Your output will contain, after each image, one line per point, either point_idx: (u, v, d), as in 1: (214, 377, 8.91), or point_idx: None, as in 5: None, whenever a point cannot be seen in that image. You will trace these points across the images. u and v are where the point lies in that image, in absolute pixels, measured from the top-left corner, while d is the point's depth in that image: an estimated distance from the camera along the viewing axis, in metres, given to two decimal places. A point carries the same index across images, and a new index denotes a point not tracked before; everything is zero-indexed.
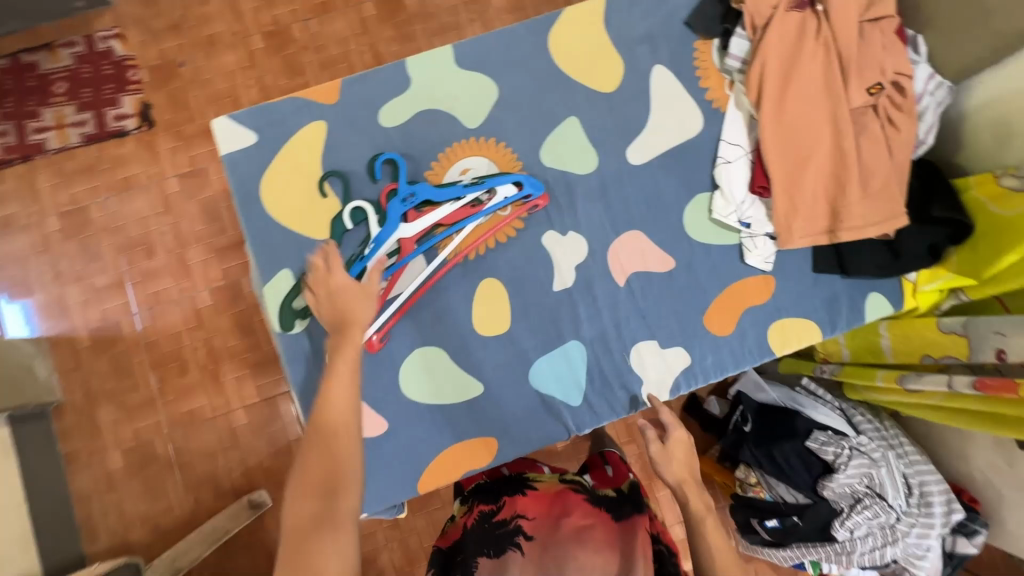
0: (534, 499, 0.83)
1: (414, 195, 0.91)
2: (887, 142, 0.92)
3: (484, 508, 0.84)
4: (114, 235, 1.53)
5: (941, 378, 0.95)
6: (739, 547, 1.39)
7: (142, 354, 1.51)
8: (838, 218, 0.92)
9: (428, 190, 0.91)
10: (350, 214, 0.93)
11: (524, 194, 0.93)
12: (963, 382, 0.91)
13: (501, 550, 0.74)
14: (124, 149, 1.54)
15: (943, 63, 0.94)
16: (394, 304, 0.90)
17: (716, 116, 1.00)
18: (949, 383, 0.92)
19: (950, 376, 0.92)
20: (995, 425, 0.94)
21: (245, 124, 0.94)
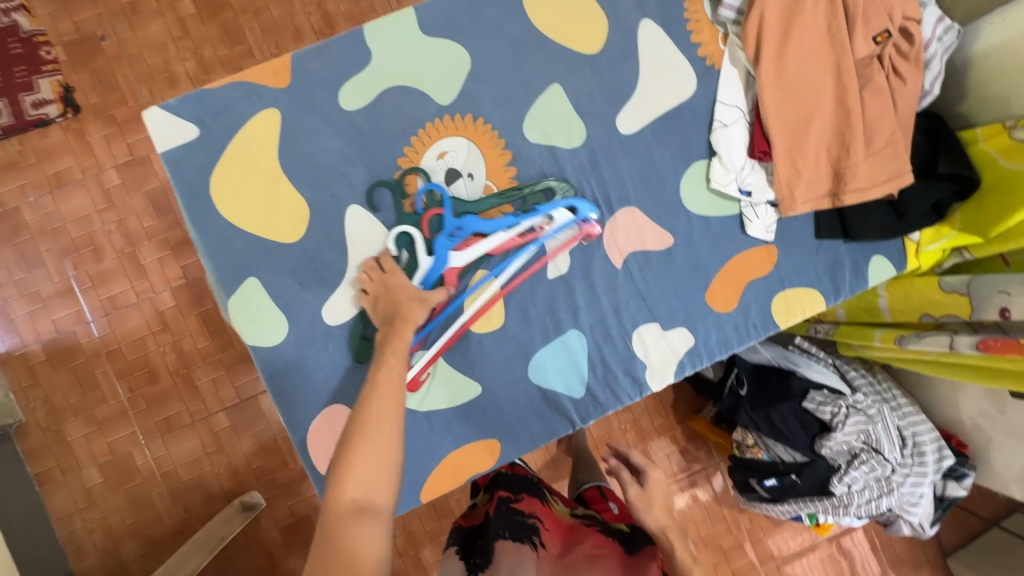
0: (550, 514, 0.84)
1: (462, 227, 0.84)
2: (892, 95, 0.85)
3: (504, 494, 0.86)
4: (53, 238, 1.38)
5: (942, 337, 0.94)
6: (736, 500, 1.43)
7: (106, 364, 1.41)
8: (842, 180, 0.87)
9: (480, 223, 0.84)
10: (394, 239, 0.85)
11: (579, 221, 0.87)
12: (965, 343, 0.90)
13: (518, 537, 0.77)
14: (50, 140, 1.37)
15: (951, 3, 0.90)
16: (439, 342, 0.84)
17: (710, 75, 0.91)
18: (951, 344, 0.92)
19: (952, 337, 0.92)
20: (991, 379, 0.95)
21: (184, 114, 0.81)
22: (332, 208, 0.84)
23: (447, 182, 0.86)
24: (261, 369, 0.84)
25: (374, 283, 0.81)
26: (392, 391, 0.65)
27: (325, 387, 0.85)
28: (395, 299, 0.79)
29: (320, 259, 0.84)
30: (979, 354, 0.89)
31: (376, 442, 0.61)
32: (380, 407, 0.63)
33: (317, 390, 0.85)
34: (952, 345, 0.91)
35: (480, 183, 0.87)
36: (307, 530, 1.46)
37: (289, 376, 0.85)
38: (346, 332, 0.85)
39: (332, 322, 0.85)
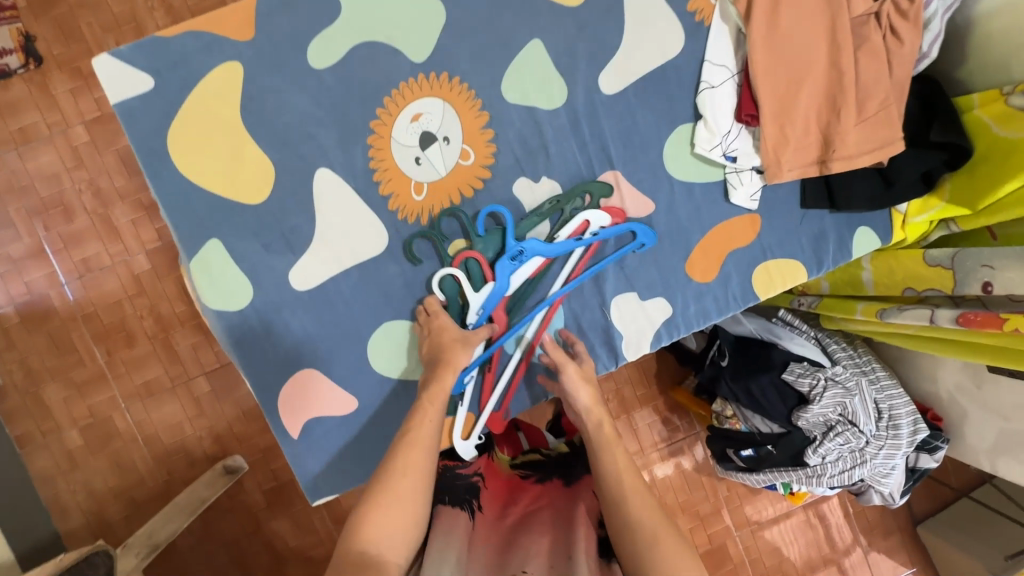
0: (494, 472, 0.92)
1: (523, 253, 0.81)
2: (888, 57, 0.81)
3: (449, 464, 0.90)
4: (21, 197, 1.33)
5: (924, 311, 0.93)
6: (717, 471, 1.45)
7: (82, 327, 1.38)
8: (831, 147, 0.84)
9: (539, 252, 0.82)
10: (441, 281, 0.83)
11: (637, 244, 0.86)
12: (946, 317, 0.89)
13: (457, 500, 0.80)
14: (13, 94, 1.30)
15: None
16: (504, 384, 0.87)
17: (699, 32, 0.86)
18: (931, 318, 0.91)
19: (933, 311, 0.91)
20: (970, 354, 0.94)
21: (138, 64, 0.76)
22: (299, 167, 0.81)
23: (420, 144, 0.82)
24: (227, 335, 0.81)
25: (424, 328, 0.82)
26: (424, 441, 0.69)
27: (296, 354, 0.83)
28: (440, 341, 0.79)
29: (287, 222, 0.81)
30: (959, 328, 0.88)
31: (399, 492, 0.65)
32: (410, 456, 0.68)
33: (287, 358, 0.83)
34: (932, 319, 0.90)
35: (455, 145, 0.83)
36: (290, 493, 1.47)
37: (258, 343, 0.82)
38: (317, 298, 0.83)
39: (300, 288, 0.82)
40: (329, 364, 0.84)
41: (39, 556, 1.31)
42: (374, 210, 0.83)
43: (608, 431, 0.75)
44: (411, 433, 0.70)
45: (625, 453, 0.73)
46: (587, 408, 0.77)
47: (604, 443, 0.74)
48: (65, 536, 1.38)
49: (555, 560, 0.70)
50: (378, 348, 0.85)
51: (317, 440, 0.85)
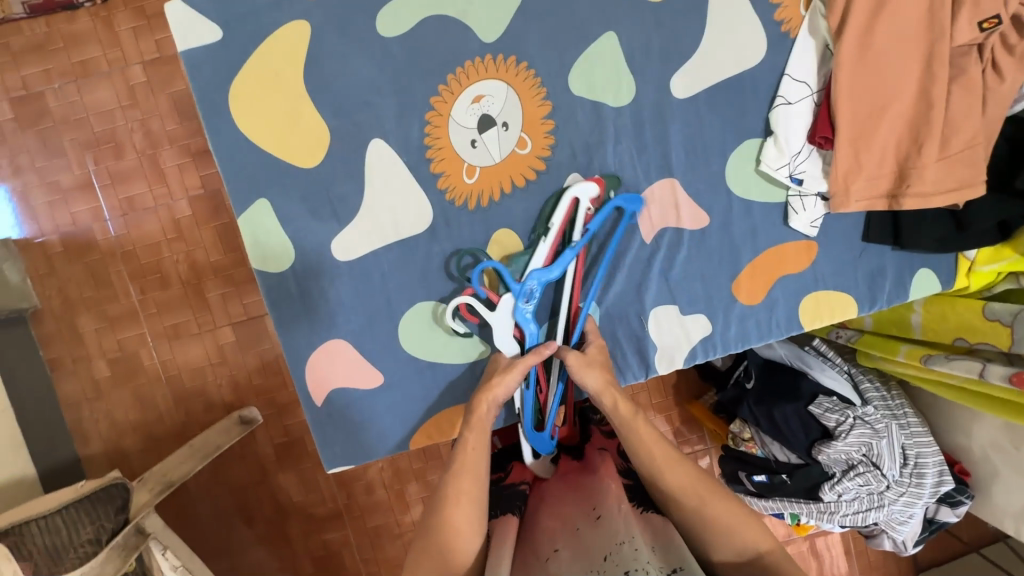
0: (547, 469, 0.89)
1: (530, 290, 0.79)
2: (983, 93, 0.76)
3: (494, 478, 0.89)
4: (75, 129, 1.35)
5: (974, 363, 0.90)
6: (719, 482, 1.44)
7: (120, 264, 1.41)
8: (905, 181, 0.80)
9: (548, 275, 0.78)
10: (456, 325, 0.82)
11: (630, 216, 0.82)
12: (997, 373, 0.86)
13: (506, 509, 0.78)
14: (79, 26, 1.32)
15: None
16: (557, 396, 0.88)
17: (783, 44, 0.81)
18: (981, 372, 0.88)
19: (985, 366, 0.88)
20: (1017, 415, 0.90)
21: (208, 12, 0.75)
22: (354, 136, 0.80)
23: (478, 128, 0.80)
24: (266, 294, 0.82)
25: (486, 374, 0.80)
26: (473, 466, 0.70)
27: (328, 322, 0.83)
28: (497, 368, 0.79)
29: (337, 190, 0.80)
30: (1010, 386, 0.85)
31: (456, 527, 0.66)
32: (462, 484, 0.69)
33: (319, 324, 0.83)
34: (982, 373, 0.87)
35: (513, 133, 0.81)
36: (300, 450, 1.50)
37: (292, 305, 0.82)
38: (355, 269, 0.82)
39: (340, 258, 0.82)
40: (359, 337, 0.83)
41: (58, 477, 1.37)
42: (423, 188, 0.81)
43: (626, 407, 0.73)
44: (460, 463, 0.71)
45: (649, 427, 0.72)
46: (598, 393, 0.75)
47: (629, 418, 0.73)
48: (84, 461, 1.44)
49: (579, 522, 0.68)
50: (419, 312, 0.83)
51: (337, 410, 0.85)
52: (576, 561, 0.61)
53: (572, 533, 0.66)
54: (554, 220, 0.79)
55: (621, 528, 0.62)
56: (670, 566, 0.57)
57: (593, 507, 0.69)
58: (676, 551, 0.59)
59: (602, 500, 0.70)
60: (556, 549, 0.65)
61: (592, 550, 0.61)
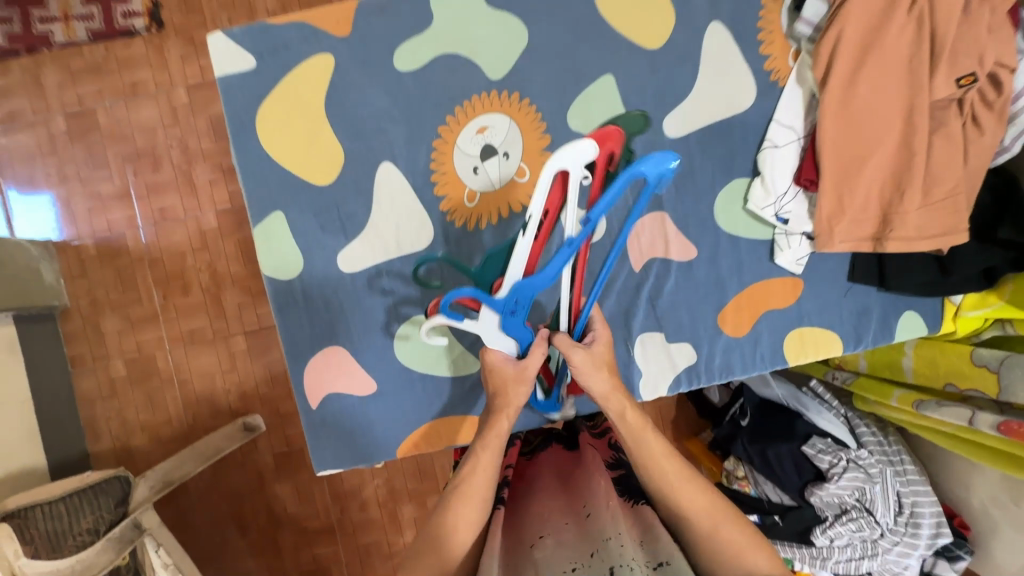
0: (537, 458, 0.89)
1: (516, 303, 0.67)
2: (964, 145, 0.79)
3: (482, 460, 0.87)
4: (120, 143, 1.47)
5: (964, 411, 0.89)
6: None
7: (146, 269, 1.50)
8: (889, 225, 0.82)
9: (538, 284, 0.65)
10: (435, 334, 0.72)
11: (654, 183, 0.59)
12: (986, 421, 0.86)
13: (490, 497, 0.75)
14: (133, 52, 1.45)
15: None
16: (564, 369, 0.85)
17: (772, 91, 0.87)
18: (971, 420, 0.87)
19: (974, 413, 0.87)
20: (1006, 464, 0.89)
21: (244, 44, 0.84)
22: (366, 159, 0.86)
23: (481, 156, 0.86)
24: (274, 300, 0.87)
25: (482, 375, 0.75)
26: (477, 495, 0.65)
27: (329, 329, 0.88)
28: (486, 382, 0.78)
29: (346, 207, 0.87)
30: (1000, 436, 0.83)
31: (458, 548, 0.63)
32: (461, 509, 0.64)
33: (321, 331, 0.88)
34: (970, 421, 0.87)
35: (514, 163, 0.87)
36: (298, 461, 1.53)
37: (298, 311, 0.87)
38: (358, 282, 0.88)
39: (345, 269, 0.87)
40: (357, 345, 0.88)
41: (67, 470, 1.42)
42: (427, 209, 0.87)
43: (634, 419, 0.70)
44: (465, 486, 0.66)
45: (659, 438, 0.69)
46: (605, 398, 0.70)
47: (637, 431, 0.69)
48: (93, 457, 1.49)
49: (570, 517, 0.68)
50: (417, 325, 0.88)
51: (331, 415, 0.89)
52: (563, 548, 0.62)
53: (561, 526, 0.66)
54: (532, 212, 0.59)
55: (608, 523, 0.63)
56: (657, 560, 0.58)
57: (583, 504, 0.69)
58: (664, 541, 0.60)
59: (592, 495, 0.69)
60: (542, 535, 0.66)
61: (577, 548, 0.61)
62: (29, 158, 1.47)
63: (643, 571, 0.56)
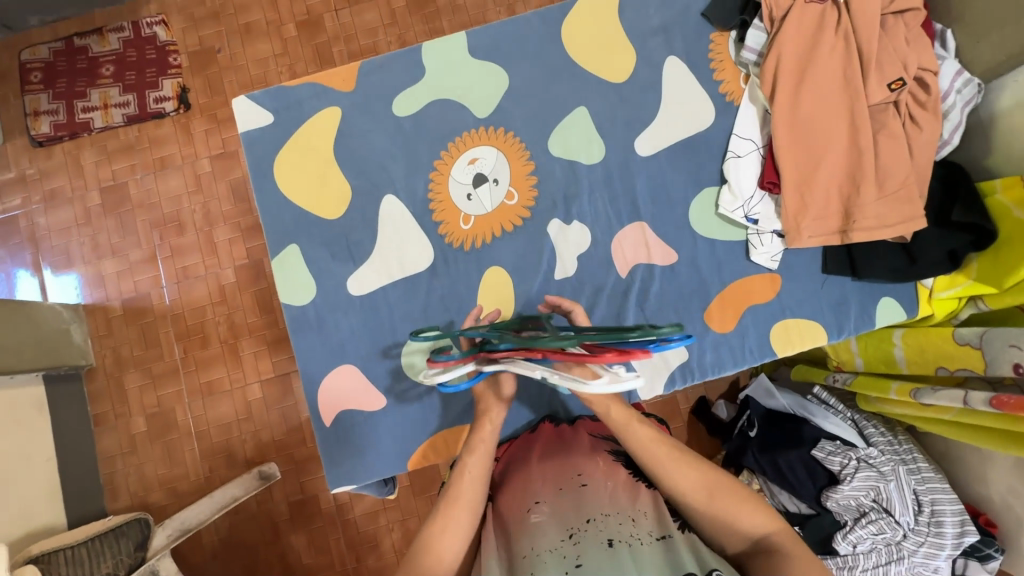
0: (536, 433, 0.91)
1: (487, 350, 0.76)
2: (907, 141, 0.88)
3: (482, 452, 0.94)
4: (148, 211, 1.61)
5: (957, 393, 0.91)
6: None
7: (169, 326, 1.59)
8: (851, 218, 0.89)
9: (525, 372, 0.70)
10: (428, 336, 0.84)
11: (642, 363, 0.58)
12: (979, 398, 0.87)
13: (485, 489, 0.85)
14: (163, 131, 1.62)
15: (970, 58, 0.88)
16: None
17: (729, 110, 0.97)
18: (965, 399, 0.88)
19: (967, 392, 0.88)
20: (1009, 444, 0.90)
21: (263, 104, 0.97)
22: (371, 195, 0.96)
23: (473, 184, 0.96)
24: (290, 326, 0.95)
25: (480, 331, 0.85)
26: (464, 503, 0.70)
27: (340, 350, 0.94)
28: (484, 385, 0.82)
29: (354, 237, 0.96)
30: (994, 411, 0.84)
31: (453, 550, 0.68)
32: (451, 517, 0.69)
33: (332, 352, 0.94)
34: (965, 401, 0.88)
35: (503, 188, 0.96)
36: (313, 509, 1.53)
37: (312, 336, 0.94)
38: (365, 304, 0.95)
39: (354, 293, 0.95)
40: (367, 364, 0.94)
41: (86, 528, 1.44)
42: (426, 233, 0.96)
43: (619, 414, 0.72)
44: (454, 491, 0.71)
45: (644, 427, 0.71)
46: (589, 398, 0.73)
47: (624, 425, 0.71)
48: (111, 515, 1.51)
49: (564, 483, 0.76)
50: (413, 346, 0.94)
51: (343, 432, 0.93)
52: (557, 521, 0.71)
53: (555, 492, 0.75)
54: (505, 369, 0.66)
55: (608, 502, 0.72)
56: (660, 533, 0.68)
57: (576, 472, 0.77)
58: (664, 518, 0.71)
59: (588, 467, 0.78)
60: (537, 501, 0.74)
61: (573, 513, 0.71)
62: (66, 230, 1.61)
63: (647, 545, 0.67)
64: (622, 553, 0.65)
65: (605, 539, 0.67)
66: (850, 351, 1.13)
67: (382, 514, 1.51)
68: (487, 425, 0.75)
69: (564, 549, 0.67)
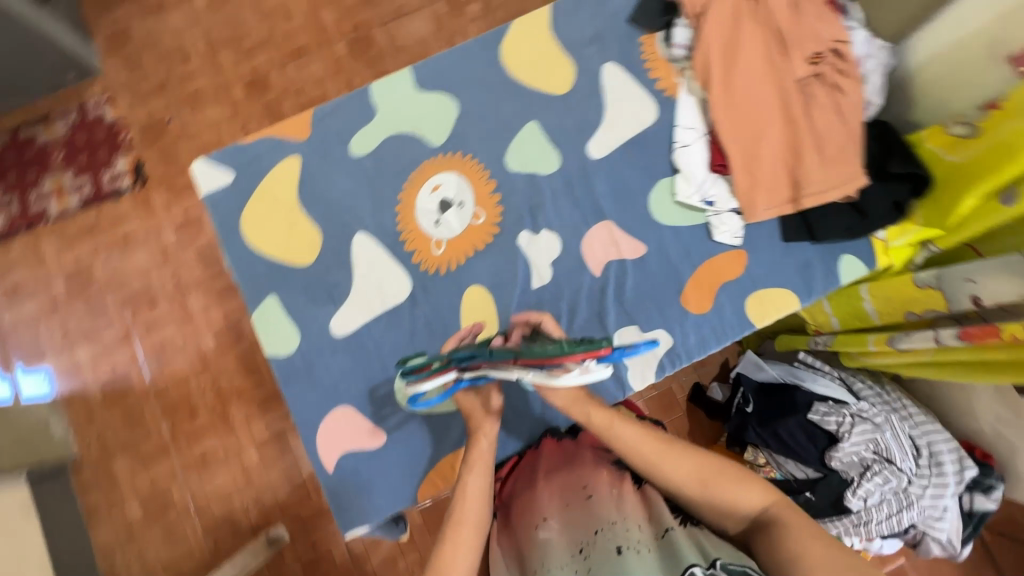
0: (539, 454, 0.90)
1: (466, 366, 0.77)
2: (837, 107, 0.94)
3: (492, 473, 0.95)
4: (118, 290, 1.59)
5: (929, 333, 0.95)
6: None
7: (153, 402, 1.55)
8: (799, 186, 0.94)
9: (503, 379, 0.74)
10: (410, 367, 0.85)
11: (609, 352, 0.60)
12: (948, 335, 0.91)
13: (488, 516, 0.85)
14: (121, 208, 1.61)
15: (877, 25, 0.97)
16: None
17: (669, 103, 1.02)
18: (936, 338, 0.93)
19: (936, 331, 0.93)
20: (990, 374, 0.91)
21: (222, 164, 0.99)
22: (341, 236, 0.98)
23: (439, 210, 0.99)
24: (279, 377, 0.95)
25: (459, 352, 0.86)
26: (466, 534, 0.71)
27: (333, 392, 0.94)
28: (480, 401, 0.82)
29: (330, 279, 0.97)
30: (964, 343, 0.89)
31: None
32: (456, 546, 0.70)
33: (325, 396, 0.94)
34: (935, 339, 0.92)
35: (468, 209, 0.99)
36: (328, 567, 1.48)
37: (302, 384, 0.94)
38: (351, 343, 0.95)
39: (338, 335, 0.95)
40: (361, 402, 0.94)
41: None
42: (401, 263, 0.97)
43: (601, 418, 0.73)
44: (456, 519, 0.72)
45: (631, 427, 0.73)
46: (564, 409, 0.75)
47: (609, 428, 0.73)
48: None
49: (569, 497, 0.78)
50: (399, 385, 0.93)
51: (346, 475, 0.92)
52: (565, 534, 0.74)
53: (562, 508, 0.77)
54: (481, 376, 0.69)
55: (611, 510, 0.73)
56: (663, 528, 0.70)
57: (579, 484, 0.79)
58: (663, 513, 0.72)
59: (591, 477, 0.79)
60: (546, 517, 0.76)
61: (581, 527, 0.73)
62: (33, 322, 1.57)
63: (651, 547, 0.68)
64: (629, 561, 0.66)
65: (613, 547, 0.68)
66: (825, 313, 1.19)
67: (401, 559, 1.47)
68: (482, 444, 0.76)
69: (575, 565, 0.70)
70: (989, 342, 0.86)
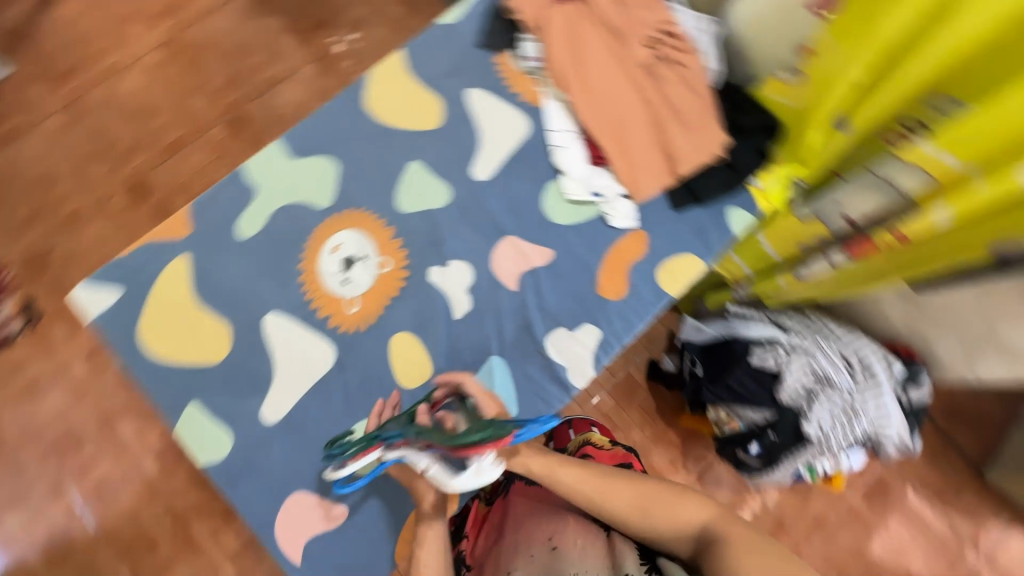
0: (508, 503, 0.97)
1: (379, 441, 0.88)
2: (683, 80, 1.01)
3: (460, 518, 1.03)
4: (33, 442, 1.44)
5: (822, 260, 1.03)
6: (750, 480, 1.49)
7: (103, 550, 1.41)
8: (672, 157, 1.00)
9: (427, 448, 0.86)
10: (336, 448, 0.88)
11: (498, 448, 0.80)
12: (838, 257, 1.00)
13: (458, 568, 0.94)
14: (16, 353, 1.48)
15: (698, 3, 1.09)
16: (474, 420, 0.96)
17: (535, 112, 1.07)
18: (830, 263, 1.01)
19: (828, 257, 1.01)
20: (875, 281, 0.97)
21: (105, 283, 0.94)
22: (250, 321, 0.95)
23: (344, 269, 0.98)
24: (223, 483, 0.90)
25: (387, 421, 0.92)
26: None
27: (283, 480, 0.90)
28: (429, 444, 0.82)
29: (250, 368, 0.93)
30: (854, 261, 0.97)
31: None
32: None
33: (275, 487, 0.90)
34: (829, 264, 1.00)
35: (373, 260, 0.98)
36: None
37: (247, 481, 0.90)
38: (288, 426, 0.92)
39: (272, 422, 0.92)
40: (315, 482, 0.90)
41: None
42: (319, 331, 0.95)
43: (541, 465, 0.88)
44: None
45: (575, 470, 0.88)
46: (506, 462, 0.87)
47: (551, 471, 0.87)
48: None
49: (534, 549, 0.86)
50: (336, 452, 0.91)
51: (318, 559, 0.89)
52: None
53: (528, 560, 0.85)
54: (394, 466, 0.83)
55: (576, 559, 0.82)
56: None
57: (546, 537, 0.87)
58: (623, 560, 0.83)
59: (556, 529, 0.88)
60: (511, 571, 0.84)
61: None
62: None
63: None
64: None
65: None
66: (736, 264, 1.27)
67: None
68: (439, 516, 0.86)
69: None
70: (871, 253, 0.94)
